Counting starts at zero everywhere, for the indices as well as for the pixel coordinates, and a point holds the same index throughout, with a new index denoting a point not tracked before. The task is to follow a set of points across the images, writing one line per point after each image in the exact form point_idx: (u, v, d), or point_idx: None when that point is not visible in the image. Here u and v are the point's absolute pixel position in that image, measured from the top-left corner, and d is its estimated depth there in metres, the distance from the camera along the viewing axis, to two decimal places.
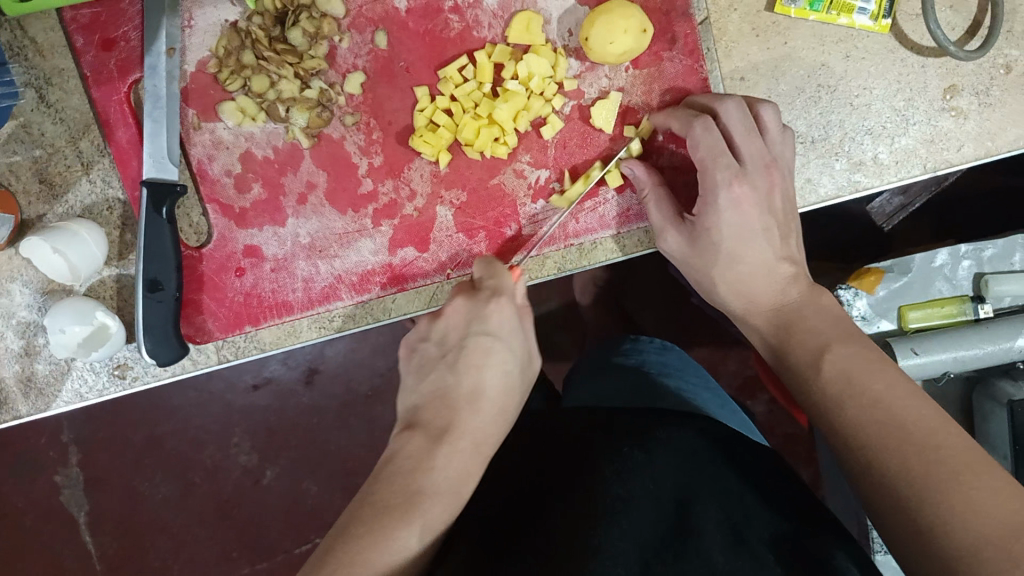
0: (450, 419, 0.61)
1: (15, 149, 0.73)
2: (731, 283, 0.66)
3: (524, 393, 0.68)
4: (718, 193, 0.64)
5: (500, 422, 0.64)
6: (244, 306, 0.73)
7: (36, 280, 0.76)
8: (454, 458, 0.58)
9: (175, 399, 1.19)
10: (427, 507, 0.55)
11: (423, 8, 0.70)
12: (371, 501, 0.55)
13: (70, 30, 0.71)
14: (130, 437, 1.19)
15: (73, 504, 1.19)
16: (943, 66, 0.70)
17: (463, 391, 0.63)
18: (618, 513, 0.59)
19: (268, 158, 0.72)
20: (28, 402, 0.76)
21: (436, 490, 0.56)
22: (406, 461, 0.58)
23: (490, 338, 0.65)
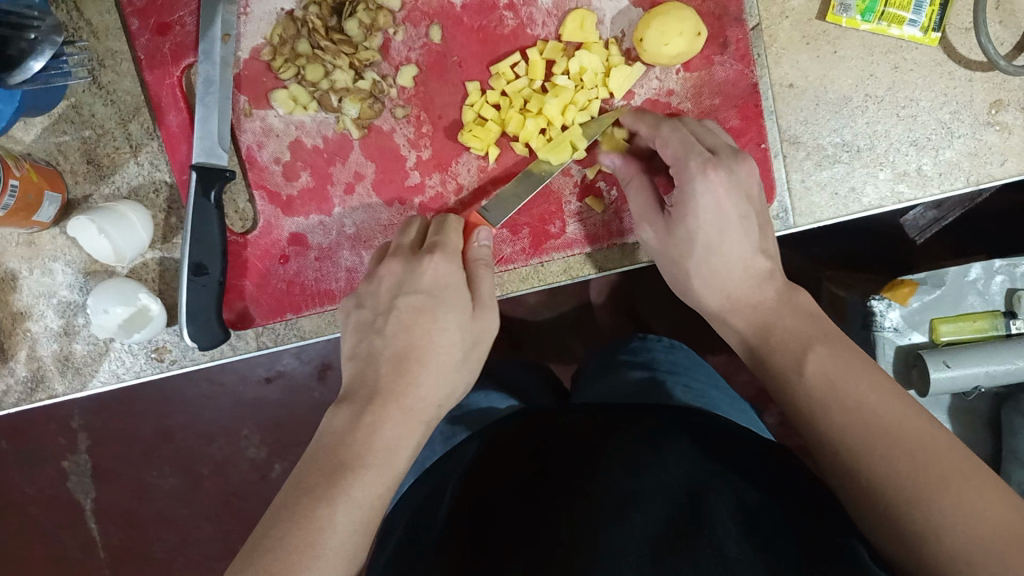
0: (378, 385, 0.58)
1: (65, 130, 0.73)
2: (707, 279, 0.64)
3: (478, 350, 0.64)
4: (694, 182, 0.61)
5: (439, 378, 0.60)
6: (286, 293, 0.74)
7: (79, 261, 0.76)
8: (382, 425, 0.56)
9: (187, 391, 1.18)
10: (354, 483, 0.52)
11: (477, 5, 0.70)
12: (298, 481, 0.53)
13: (126, 14, 0.72)
14: (138, 429, 1.18)
15: (79, 490, 1.20)
16: (990, 81, 0.71)
17: (393, 354, 0.60)
18: (623, 505, 0.51)
19: (317, 148, 0.72)
20: (65, 380, 0.77)
21: (365, 465, 0.54)
22: (334, 435, 0.55)
23: (421, 296, 0.62)
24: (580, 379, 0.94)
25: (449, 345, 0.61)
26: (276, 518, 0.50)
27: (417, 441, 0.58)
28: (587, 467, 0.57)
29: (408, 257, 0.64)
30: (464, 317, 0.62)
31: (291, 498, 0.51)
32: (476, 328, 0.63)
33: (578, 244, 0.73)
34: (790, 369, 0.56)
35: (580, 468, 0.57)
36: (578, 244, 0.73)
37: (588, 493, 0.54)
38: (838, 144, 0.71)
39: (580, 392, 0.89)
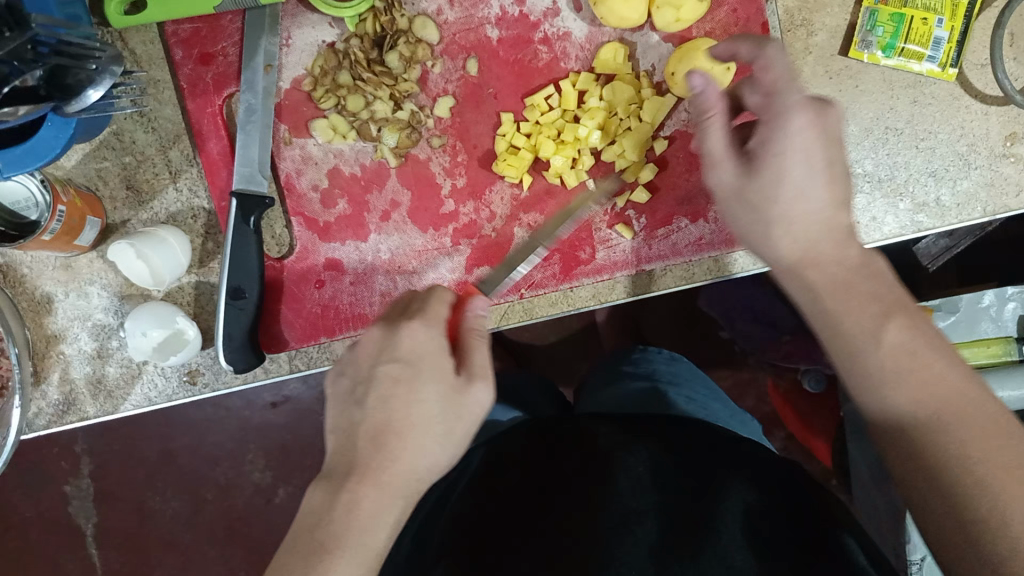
0: (354, 461, 0.54)
1: (105, 156, 0.74)
2: (787, 226, 0.58)
3: (462, 425, 0.58)
4: (791, 115, 0.56)
5: (426, 445, 0.56)
6: (320, 317, 0.75)
7: (114, 284, 0.77)
8: (360, 503, 0.52)
9: (193, 414, 1.19)
10: (329, 568, 0.50)
11: (514, 39, 0.72)
12: (279, 564, 0.51)
13: (170, 44, 0.74)
14: (142, 451, 1.19)
15: (81, 515, 1.20)
16: (1005, 115, 0.74)
17: (370, 429, 0.55)
18: (629, 523, 0.58)
19: (355, 175, 0.74)
20: (96, 403, 0.78)
21: (342, 545, 0.51)
22: (309, 517, 0.52)
23: (399, 365, 0.56)
24: (581, 388, 0.95)
25: (431, 418, 0.56)
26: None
27: (398, 517, 0.54)
28: (593, 471, 0.63)
29: (388, 321, 0.59)
30: (442, 388, 0.57)
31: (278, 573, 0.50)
32: (457, 402, 0.57)
33: (608, 269, 0.75)
34: (866, 331, 0.54)
35: (585, 471, 0.63)
36: (607, 270, 0.75)
37: (593, 505, 0.60)
38: (860, 174, 0.74)
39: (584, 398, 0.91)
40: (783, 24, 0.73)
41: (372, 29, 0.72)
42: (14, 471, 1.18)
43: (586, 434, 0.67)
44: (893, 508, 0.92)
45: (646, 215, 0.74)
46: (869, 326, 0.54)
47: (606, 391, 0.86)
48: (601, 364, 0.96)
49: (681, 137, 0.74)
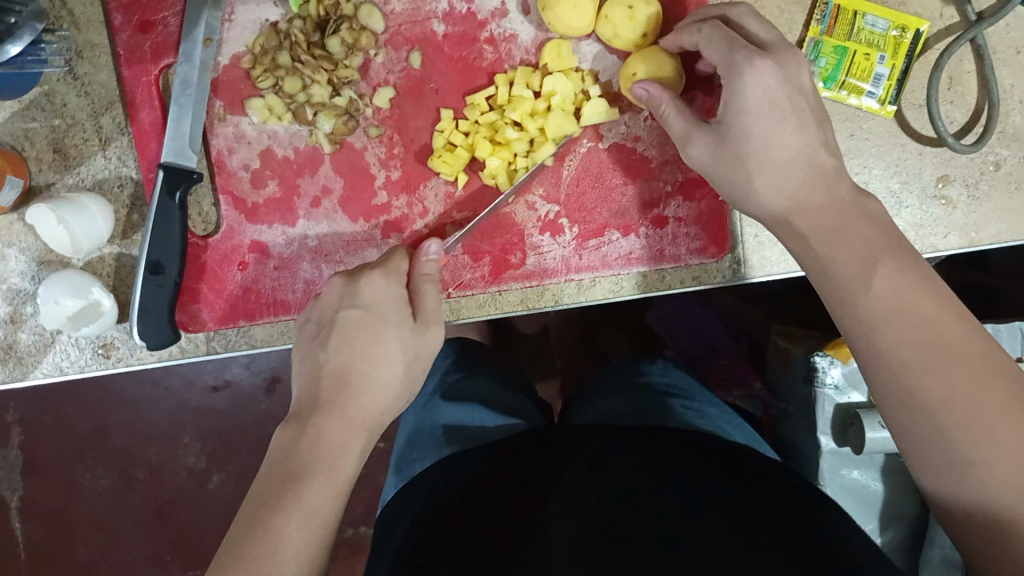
0: (317, 399, 0.59)
1: (34, 116, 0.73)
2: (770, 175, 0.62)
3: (419, 365, 0.64)
4: (742, 73, 0.61)
5: (377, 392, 0.61)
6: (241, 300, 0.74)
7: (34, 248, 0.75)
8: (326, 432, 0.57)
9: (128, 391, 1.17)
10: (302, 491, 0.54)
11: (459, 36, 0.72)
12: (251, 500, 0.54)
13: (111, 8, 0.72)
14: (77, 425, 1.17)
15: (7, 486, 1.17)
16: (939, 156, 0.74)
17: (331, 369, 0.60)
18: (621, 522, 0.56)
19: (287, 158, 0.73)
20: (5, 368, 0.76)
21: (314, 471, 0.55)
22: (281, 449, 0.57)
23: (358, 311, 0.62)
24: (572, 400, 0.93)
25: (387, 359, 0.61)
26: (255, 521, 0.52)
27: (361, 449, 0.59)
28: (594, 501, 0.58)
29: (349, 274, 0.65)
30: (404, 331, 0.63)
31: (260, 496, 0.54)
32: (417, 343, 0.63)
33: (537, 275, 0.74)
34: (853, 280, 0.56)
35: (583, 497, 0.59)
36: (536, 276, 0.74)
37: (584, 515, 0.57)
38: None
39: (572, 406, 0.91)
40: None
41: (315, 12, 0.71)
42: None
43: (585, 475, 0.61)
44: None
45: (579, 224, 0.74)
46: (858, 274, 0.56)
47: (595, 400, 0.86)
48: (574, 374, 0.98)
49: (617, 150, 0.74)
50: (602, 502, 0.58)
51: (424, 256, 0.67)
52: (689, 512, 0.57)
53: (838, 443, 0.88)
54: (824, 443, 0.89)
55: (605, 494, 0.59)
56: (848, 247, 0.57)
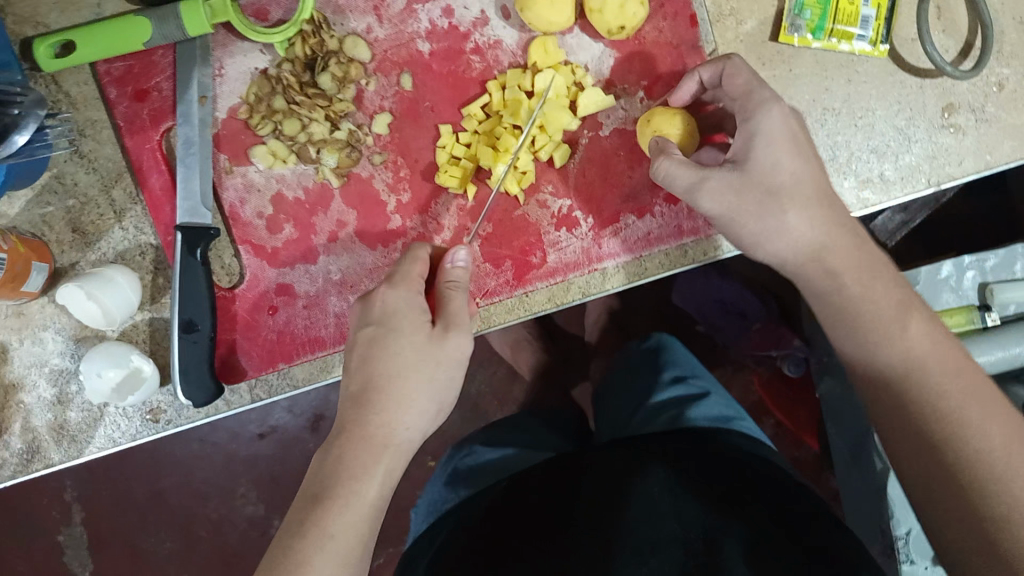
0: (342, 422, 0.60)
1: (48, 200, 0.74)
2: (803, 206, 0.63)
3: (443, 371, 0.62)
4: (769, 109, 0.63)
5: (417, 407, 0.61)
6: (277, 344, 0.75)
7: (69, 327, 0.77)
8: (347, 455, 0.59)
9: (178, 452, 1.19)
10: (328, 512, 0.57)
11: (445, 51, 0.73)
12: (288, 522, 0.57)
13: (104, 83, 0.74)
14: (133, 493, 1.19)
15: (77, 563, 1.19)
16: (939, 86, 0.74)
17: (354, 391, 0.61)
18: (643, 537, 0.62)
19: (298, 199, 0.74)
20: (61, 449, 0.77)
21: (334, 495, 0.57)
22: (311, 476, 0.60)
23: (377, 329, 0.61)
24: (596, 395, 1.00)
25: (405, 371, 0.60)
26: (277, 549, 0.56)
27: (388, 469, 0.60)
28: (615, 516, 0.65)
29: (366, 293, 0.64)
30: (418, 337, 0.61)
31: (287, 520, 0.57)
32: (435, 348, 0.61)
33: (560, 272, 0.74)
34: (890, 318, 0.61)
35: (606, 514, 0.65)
36: (560, 272, 0.74)
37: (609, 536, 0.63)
38: None
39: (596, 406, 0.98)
40: (711, 14, 0.74)
41: (302, 52, 0.72)
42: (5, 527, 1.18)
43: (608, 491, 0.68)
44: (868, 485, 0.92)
45: (593, 215, 0.74)
46: (893, 315, 0.61)
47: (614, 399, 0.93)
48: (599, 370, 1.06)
49: (619, 135, 0.74)
50: (625, 516, 0.65)
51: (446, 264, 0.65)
52: (706, 521, 0.63)
53: None
54: None
55: (627, 507, 0.65)
56: (885, 289, 0.62)
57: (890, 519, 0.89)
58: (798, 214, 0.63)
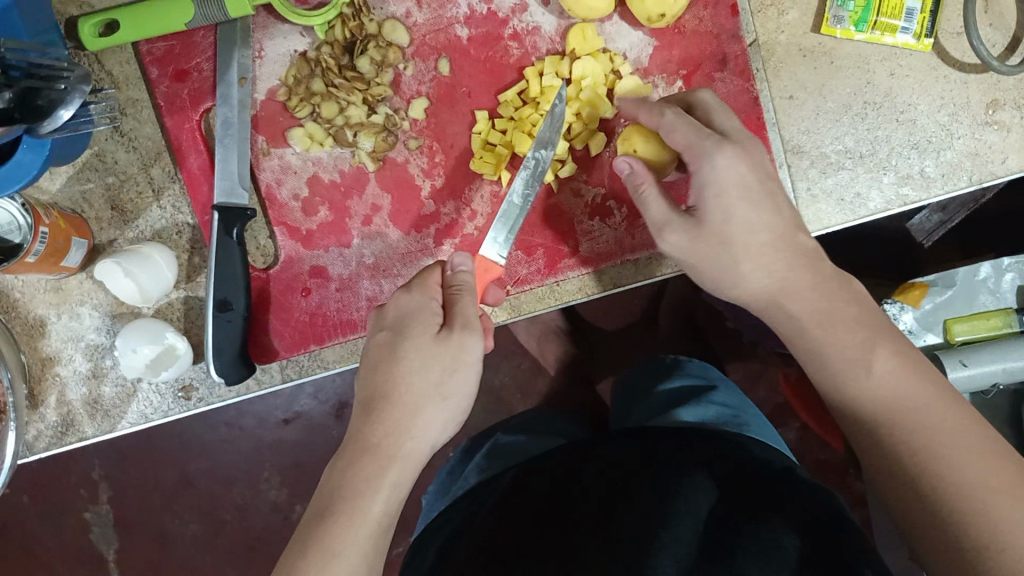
0: (351, 432, 0.60)
1: (89, 177, 0.75)
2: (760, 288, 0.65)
3: (449, 376, 0.61)
4: (712, 158, 0.63)
5: (432, 416, 0.61)
6: (309, 325, 0.76)
7: (105, 304, 0.78)
8: (357, 469, 0.58)
9: (206, 435, 1.20)
10: (334, 530, 0.55)
11: (483, 37, 0.73)
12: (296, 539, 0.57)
13: (146, 63, 0.75)
14: (159, 477, 1.20)
15: (102, 542, 1.20)
16: (985, 82, 0.73)
17: (362, 400, 0.61)
18: (658, 531, 0.65)
19: (334, 182, 0.74)
20: (94, 423, 0.78)
21: (343, 512, 0.57)
22: (323, 490, 0.59)
23: (386, 335, 0.62)
24: (622, 404, 1.05)
25: (408, 376, 0.60)
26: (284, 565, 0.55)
27: (398, 479, 0.59)
28: (628, 514, 0.68)
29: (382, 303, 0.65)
30: (424, 338, 0.61)
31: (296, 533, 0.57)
32: (440, 351, 0.60)
33: (592, 261, 0.74)
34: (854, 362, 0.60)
35: (622, 513, 0.69)
36: (592, 262, 0.74)
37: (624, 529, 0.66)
38: (841, 151, 0.73)
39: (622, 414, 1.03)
40: (753, 5, 0.73)
41: (342, 35, 0.72)
42: (34, 503, 1.19)
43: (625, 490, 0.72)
44: None
45: (627, 205, 0.74)
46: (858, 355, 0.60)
47: (641, 409, 0.98)
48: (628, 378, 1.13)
49: None
50: (640, 511, 0.68)
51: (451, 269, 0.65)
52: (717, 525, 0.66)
53: None
54: None
55: (643, 505, 0.69)
56: (848, 329, 0.62)
57: None
58: (750, 267, 0.64)
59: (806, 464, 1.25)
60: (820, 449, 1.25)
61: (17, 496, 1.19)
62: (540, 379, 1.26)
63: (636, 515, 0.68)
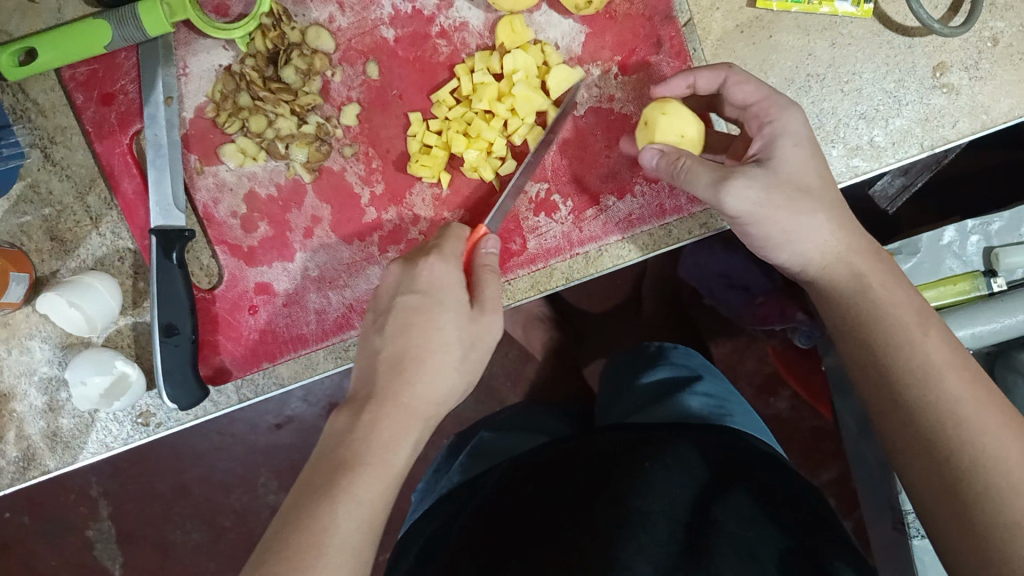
0: (374, 386, 0.57)
1: (25, 210, 0.74)
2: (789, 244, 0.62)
3: (473, 354, 0.61)
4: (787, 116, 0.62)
5: (443, 381, 0.59)
6: (259, 343, 0.74)
7: (55, 335, 0.77)
8: (383, 423, 0.56)
9: (198, 445, 1.19)
10: (354, 480, 0.53)
11: (411, 36, 0.71)
12: (306, 483, 0.53)
13: (70, 89, 0.73)
14: (157, 489, 1.20)
15: (107, 557, 1.21)
16: (929, 44, 0.70)
17: (389, 355, 0.58)
18: (636, 532, 0.64)
19: (271, 196, 0.73)
20: (55, 456, 0.77)
21: (367, 462, 0.54)
22: (335, 438, 0.55)
23: (417, 296, 0.59)
24: (609, 393, 1.05)
25: (446, 344, 0.59)
26: (295, 510, 0.52)
27: (417, 439, 0.58)
28: (606, 506, 0.68)
29: (407, 259, 0.62)
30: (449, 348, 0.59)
31: (307, 475, 0.54)
32: (475, 329, 0.61)
33: (542, 257, 0.72)
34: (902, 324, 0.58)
35: (601, 506, 0.68)
36: (541, 258, 0.72)
37: (604, 525, 0.66)
38: None
39: (608, 403, 1.02)
40: None
41: (264, 46, 0.70)
42: (35, 525, 1.20)
43: (605, 482, 0.71)
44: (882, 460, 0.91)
45: (572, 198, 0.72)
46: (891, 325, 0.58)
47: (628, 401, 0.97)
48: (613, 365, 1.11)
49: (594, 114, 0.72)
50: (619, 503, 0.67)
51: (482, 246, 0.65)
52: (694, 528, 0.66)
53: None
54: None
55: (621, 494, 0.68)
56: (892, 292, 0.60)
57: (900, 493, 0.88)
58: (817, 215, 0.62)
59: (800, 434, 1.24)
60: (813, 418, 1.24)
61: (19, 518, 1.19)
62: (529, 366, 1.25)
63: (614, 508, 0.67)
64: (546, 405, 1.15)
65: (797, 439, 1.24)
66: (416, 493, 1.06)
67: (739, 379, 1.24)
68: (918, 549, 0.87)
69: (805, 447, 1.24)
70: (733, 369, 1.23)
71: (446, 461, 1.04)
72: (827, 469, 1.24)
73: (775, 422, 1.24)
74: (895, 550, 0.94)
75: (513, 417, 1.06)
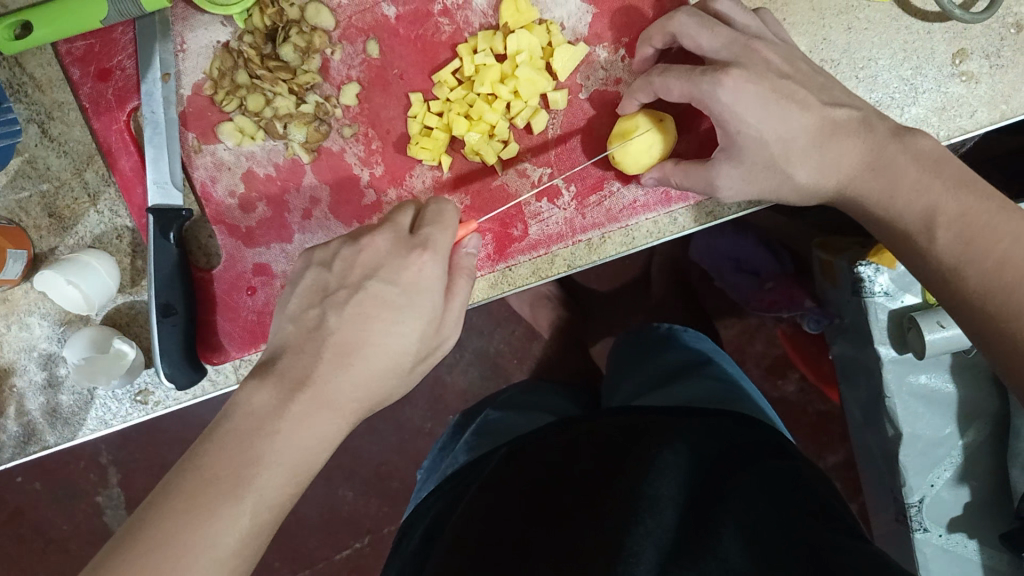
0: (313, 373, 0.52)
1: (23, 185, 0.73)
2: None
3: (415, 367, 0.57)
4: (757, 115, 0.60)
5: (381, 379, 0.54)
6: (257, 324, 0.73)
7: (54, 312, 0.76)
8: (309, 419, 0.50)
9: (205, 416, 1.20)
10: (264, 478, 0.47)
11: (412, 14, 0.70)
12: (199, 465, 0.47)
13: (67, 63, 0.72)
14: (166, 457, 1.21)
15: (116, 523, 1.22)
16: (950, 30, 0.68)
17: (337, 342, 0.53)
18: (645, 514, 0.62)
19: (269, 176, 0.72)
20: (55, 432, 0.77)
21: (280, 461, 0.48)
22: (251, 420, 0.49)
23: (390, 289, 0.54)
24: (618, 376, 1.03)
25: (394, 354, 0.54)
26: (178, 486, 0.46)
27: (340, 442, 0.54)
28: (615, 492, 0.66)
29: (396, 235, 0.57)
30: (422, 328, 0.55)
31: (209, 445, 0.48)
32: (427, 345, 0.57)
33: (543, 243, 0.71)
34: None
35: (611, 492, 0.66)
36: (543, 245, 0.71)
37: (611, 510, 0.64)
38: None
39: (618, 386, 1.00)
40: None
41: (262, 23, 0.70)
42: (45, 490, 1.21)
43: (613, 471, 0.69)
44: (885, 450, 0.90)
45: (575, 183, 0.70)
46: None
47: (638, 384, 0.96)
48: (622, 347, 1.09)
49: (600, 96, 0.70)
50: (628, 488, 0.65)
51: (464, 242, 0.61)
52: (705, 514, 0.64)
53: (899, 351, 0.84)
54: (883, 354, 0.85)
55: (630, 480, 0.66)
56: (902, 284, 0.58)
57: (903, 485, 0.87)
58: None
59: (807, 417, 1.23)
60: (821, 402, 1.23)
61: (29, 483, 1.20)
62: (535, 345, 1.24)
63: (622, 493, 0.65)
64: (553, 386, 1.13)
65: (804, 421, 1.23)
66: (422, 473, 1.05)
67: (748, 360, 1.22)
68: (920, 543, 0.87)
69: (812, 431, 1.23)
70: (742, 352, 1.22)
71: (451, 442, 1.03)
72: (833, 452, 1.23)
73: (783, 405, 1.23)
74: (897, 543, 0.94)
75: (519, 398, 1.05)
